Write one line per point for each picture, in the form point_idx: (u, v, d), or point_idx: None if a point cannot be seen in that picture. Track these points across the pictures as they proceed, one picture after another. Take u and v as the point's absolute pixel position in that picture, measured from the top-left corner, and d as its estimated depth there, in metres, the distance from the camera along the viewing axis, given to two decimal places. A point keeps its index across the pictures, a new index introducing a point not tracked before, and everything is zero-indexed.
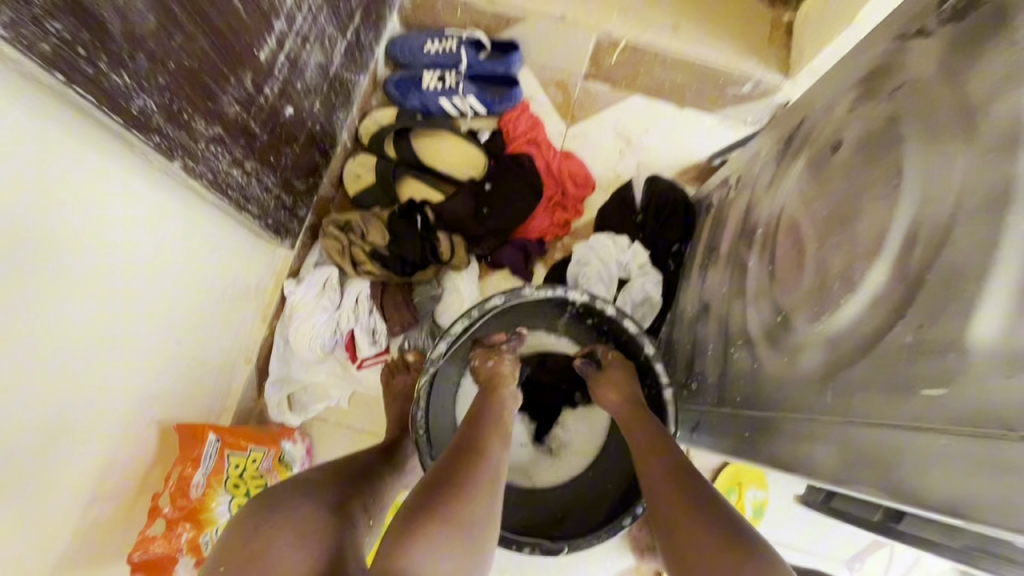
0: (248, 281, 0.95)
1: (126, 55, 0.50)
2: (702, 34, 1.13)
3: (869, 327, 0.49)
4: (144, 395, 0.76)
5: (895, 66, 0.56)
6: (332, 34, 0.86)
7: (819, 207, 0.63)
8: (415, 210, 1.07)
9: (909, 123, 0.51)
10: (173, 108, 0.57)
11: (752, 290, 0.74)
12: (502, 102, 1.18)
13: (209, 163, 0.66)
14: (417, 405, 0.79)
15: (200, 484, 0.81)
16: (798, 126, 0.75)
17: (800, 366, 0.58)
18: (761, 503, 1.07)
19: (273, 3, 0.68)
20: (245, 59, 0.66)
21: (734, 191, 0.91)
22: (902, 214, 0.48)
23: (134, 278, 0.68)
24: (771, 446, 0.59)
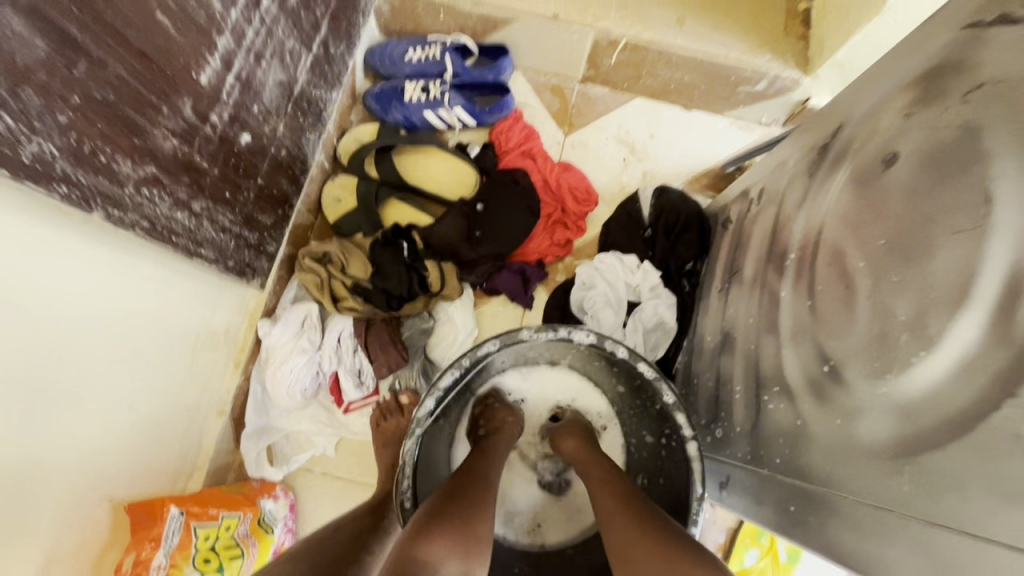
0: (216, 327, 0.85)
1: (6, 92, 0.40)
2: (712, 28, 1.02)
3: (962, 402, 0.38)
4: (91, 472, 0.67)
5: (968, 63, 0.45)
6: (293, 48, 0.76)
7: (871, 234, 0.52)
8: (401, 236, 0.98)
9: (1001, 137, 0.40)
10: (83, 150, 0.48)
11: (786, 328, 0.63)
12: (492, 112, 1.07)
13: (142, 210, 0.56)
14: (403, 475, 0.67)
15: (161, 566, 0.71)
16: (833, 134, 0.64)
17: (861, 436, 0.47)
18: (795, 548, 0.95)
19: (213, 17, 0.58)
20: (179, 85, 0.56)
21: (757, 206, 0.80)
22: (1000, 256, 0.38)
23: (60, 346, 0.58)
24: (828, 532, 0.49)
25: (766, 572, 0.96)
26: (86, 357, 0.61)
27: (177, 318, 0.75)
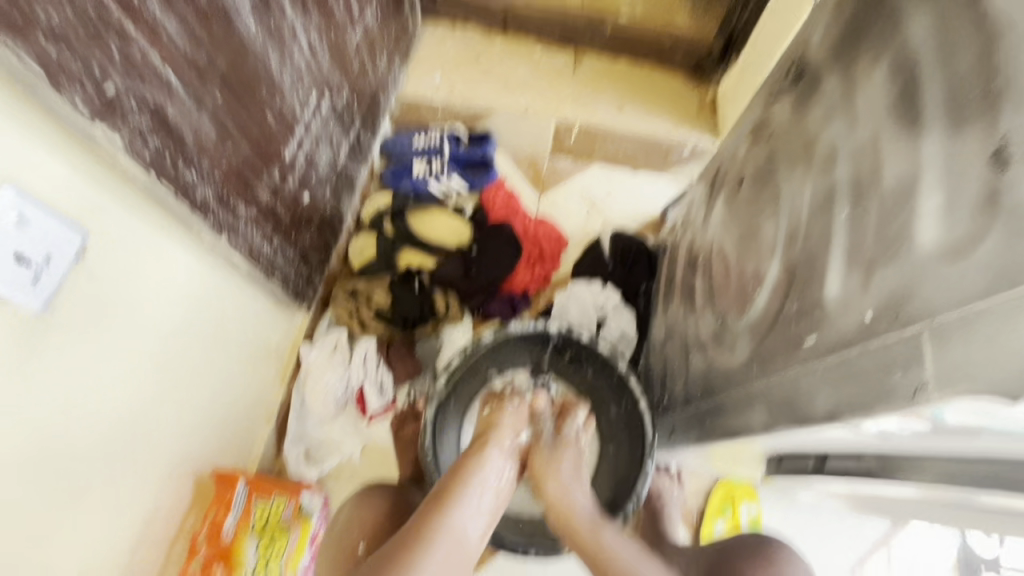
0: (271, 344, 1.09)
1: (195, 158, 0.69)
2: (643, 111, 1.40)
3: (772, 307, 0.62)
4: (190, 441, 0.88)
5: (767, 119, 0.75)
6: (339, 136, 1.08)
7: (734, 229, 0.78)
8: (413, 275, 1.24)
9: (781, 157, 0.68)
10: (223, 195, 0.76)
11: (699, 306, 0.88)
12: (482, 180, 1.35)
13: (245, 238, 0.84)
14: (425, 434, 0.92)
15: (230, 528, 0.91)
16: (716, 173, 0.93)
17: (736, 353, 0.70)
18: (755, 519, 1.12)
19: (296, 116, 0.89)
20: (275, 158, 0.86)
21: (681, 231, 1.08)
22: (783, 220, 0.64)
23: (186, 338, 0.82)
24: (723, 424, 0.70)
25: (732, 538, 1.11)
26: (194, 350, 0.84)
27: (251, 331, 1.00)
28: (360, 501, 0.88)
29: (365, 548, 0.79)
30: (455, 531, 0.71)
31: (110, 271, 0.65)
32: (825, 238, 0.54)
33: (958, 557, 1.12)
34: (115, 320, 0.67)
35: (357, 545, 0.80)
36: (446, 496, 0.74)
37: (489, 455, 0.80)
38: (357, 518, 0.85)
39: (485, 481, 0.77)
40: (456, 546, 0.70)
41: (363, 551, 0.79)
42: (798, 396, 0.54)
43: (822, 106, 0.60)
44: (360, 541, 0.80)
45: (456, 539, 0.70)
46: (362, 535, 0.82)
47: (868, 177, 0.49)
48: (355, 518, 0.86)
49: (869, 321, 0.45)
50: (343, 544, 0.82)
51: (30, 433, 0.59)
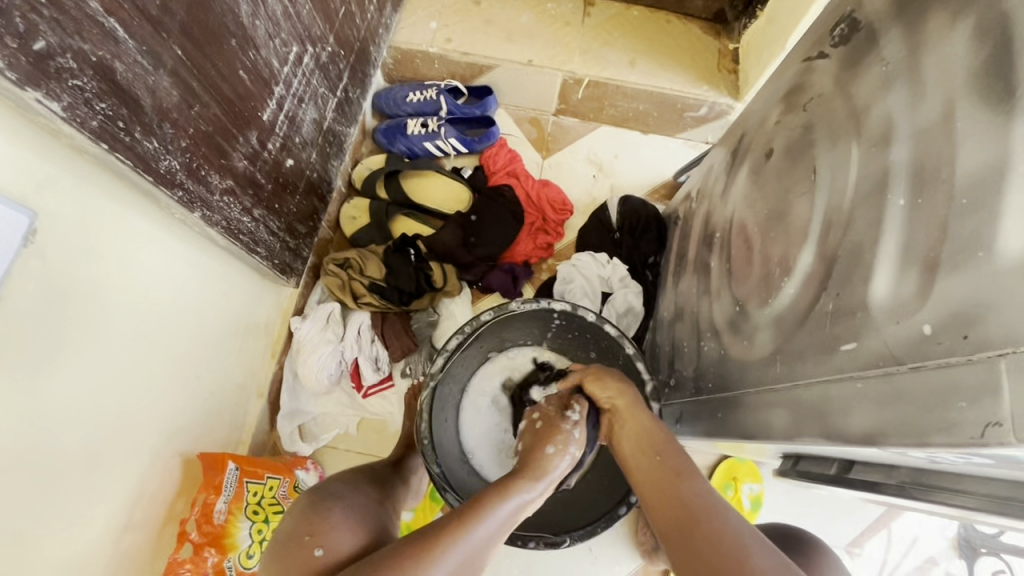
0: (257, 318, 1.03)
1: (155, 124, 0.60)
2: (658, 66, 1.25)
3: (802, 303, 0.56)
4: (174, 425, 0.83)
5: (805, 83, 0.65)
6: (324, 93, 0.98)
7: (758, 207, 0.71)
8: (408, 244, 1.15)
9: (820, 128, 0.59)
10: (193, 165, 0.68)
11: (713, 288, 0.81)
12: (481, 141, 1.28)
13: (221, 212, 0.76)
14: (420, 419, 0.85)
15: (222, 511, 0.87)
16: (739, 140, 0.84)
17: (754, 346, 0.65)
18: (757, 496, 1.10)
19: (273, 72, 0.79)
20: (251, 121, 0.77)
21: (696, 202, 1.00)
22: (819, 204, 0.57)
23: (162, 318, 0.75)
24: (736, 420, 0.66)
25: None
26: (173, 332, 0.79)
27: (235, 307, 0.94)
28: (321, 499, 0.68)
29: (324, 555, 0.59)
30: (471, 552, 0.53)
31: (68, 256, 0.58)
32: (871, 231, 0.48)
33: (957, 536, 1.12)
34: (77, 307, 0.61)
35: (313, 552, 0.59)
36: (472, 515, 0.55)
37: (549, 464, 0.64)
38: (314, 518, 0.64)
39: (529, 495, 0.60)
40: (469, 568, 0.53)
41: (322, 557, 0.59)
42: (827, 407, 0.48)
43: (876, 72, 0.52)
44: (317, 548, 0.60)
45: (472, 561, 0.53)
46: (320, 538, 0.61)
47: (934, 166, 0.42)
48: (305, 524, 0.63)
49: (927, 337, 0.40)
50: (290, 558, 0.60)
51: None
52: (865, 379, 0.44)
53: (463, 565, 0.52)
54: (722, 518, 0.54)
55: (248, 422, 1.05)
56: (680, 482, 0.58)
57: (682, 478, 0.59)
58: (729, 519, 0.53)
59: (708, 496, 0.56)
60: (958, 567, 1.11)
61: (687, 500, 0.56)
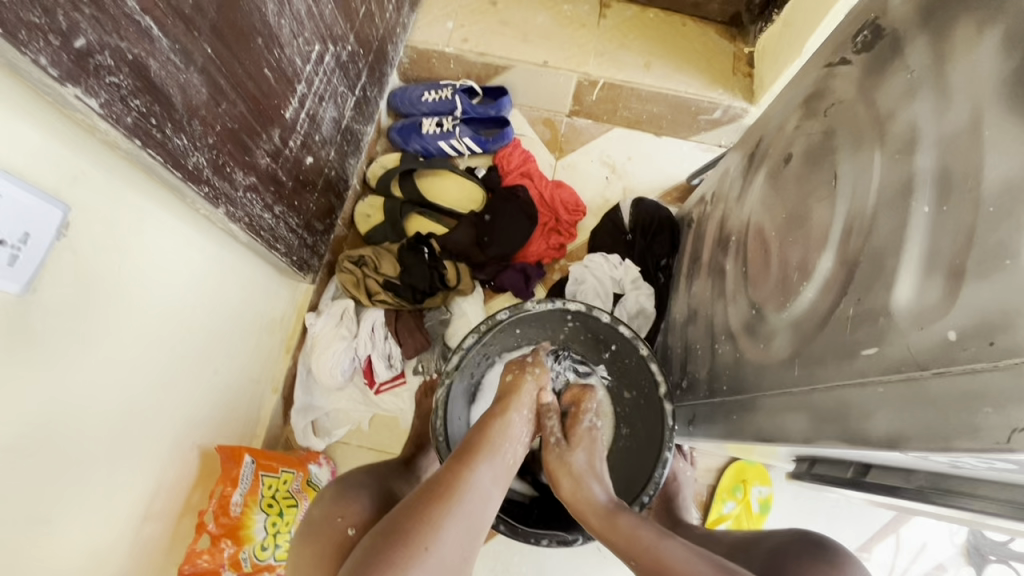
0: (274, 313, 1.04)
1: (185, 121, 0.61)
2: (673, 69, 1.25)
3: (821, 307, 0.57)
4: (193, 418, 0.84)
5: (825, 89, 0.66)
6: (343, 92, 0.99)
7: (775, 211, 0.71)
8: (423, 242, 1.16)
9: (841, 134, 0.60)
10: (219, 161, 0.68)
11: (728, 291, 0.82)
12: (495, 141, 1.29)
13: (245, 208, 0.77)
14: (436, 415, 0.86)
15: (239, 503, 0.88)
16: (756, 144, 0.84)
17: (771, 350, 0.65)
18: (766, 499, 1.10)
19: (296, 70, 0.80)
20: (274, 118, 0.78)
21: (710, 205, 1.00)
22: (840, 209, 0.57)
23: (184, 312, 0.76)
24: (752, 423, 0.66)
25: (741, 519, 1.09)
26: (195, 326, 0.80)
27: (253, 302, 0.95)
28: (347, 487, 0.70)
29: (356, 533, 0.62)
30: (478, 488, 0.61)
31: (98, 249, 0.59)
32: (895, 237, 0.48)
33: (966, 543, 1.11)
34: (105, 299, 0.62)
35: (346, 531, 0.62)
36: (467, 460, 0.63)
37: (518, 407, 0.73)
38: (345, 502, 0.67)
39: (509, 437, 0.69)
40: (479, 505, 0.60)
41: (356, 535, 0.62)
42: (848, 411, 0.49)
43: (901, 79, 0.52)
44: (350, 527, 0.63)
45: (479, 498, 0.60)
46: (354, 520, 0.64)
47: (960, 174, 0.43)
48: (335, 509, 0.65)
49: (952, 343, 0.40)
50: (317, 538, 0.62)
51: (28, 420, 0.55)
52: (887, 383, 0.45)
53: (473, 504, 0.59)
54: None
55: (263, 416, 1.07)
56: (658, 545, 0.62)
57: (660, 541, 0.62)
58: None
59: (692, 563, 0.58)
60: (967, 574, 1.10)
61: (672, 567, 0.58)
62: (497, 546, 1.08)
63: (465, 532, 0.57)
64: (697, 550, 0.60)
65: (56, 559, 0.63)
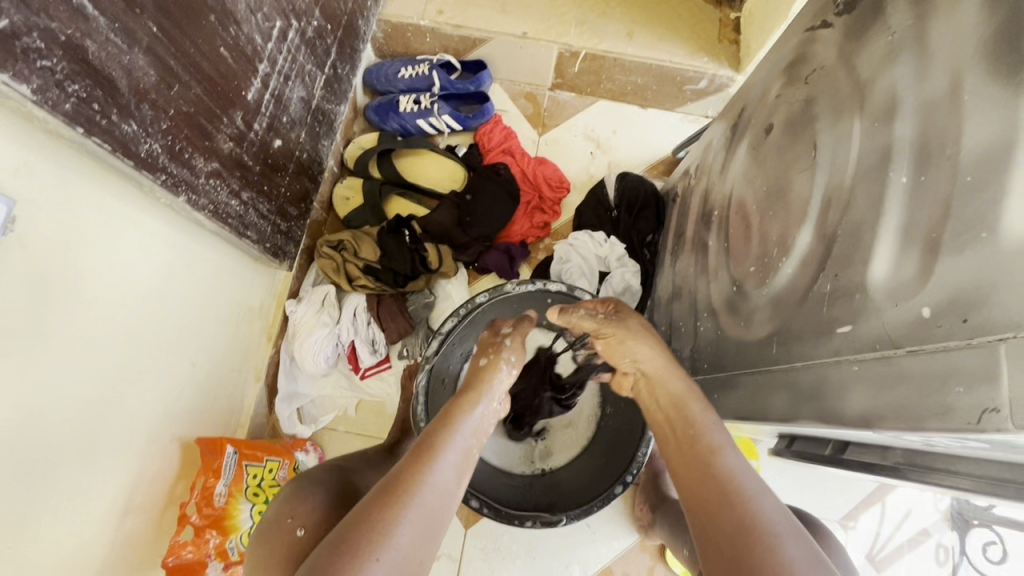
0: (252, 302, 1.02)
1: (133, 106, 0.58)
2: (657, 37, 1.21)
3: (799, 284, 0.55)
4: (169, 410, 0.83)
5: (806, 54, 0.63)
6: (311, 70, 0.95)
7: (757, 184, 0.69)
8: (403, 225, 1.14)
9: (821, 102, 0.57)
10: (175, 148, 0.66)
11: (711, 267, 0.80)
12: (475, 117, 1.25)
13: (209, 196, 0.75)
14: (416, 400, 0.85)
15: (222, 494, 0.87)
16: (739, 115, 0.81)
17: (751, 326, 0.64)
18: (754, 472, 1.11)
19: (256, 49, 0.76)
20: (235, 100, 0.75)
21: (695, 179, 0.98)
22: (819, 182, 0.55)
23: (150, 304, 0.74)
24: (732, 401, 0.65)
25: None
26: (165, 319, 0.78)
27: (228, 293, 0.93)
28: (300, 485, 0.69)
29: (306, 534, 0.61)
30: (437, 485, 0.56)
31: (49, 244, 0.57)
32: (872, 209, 0.46)
33: (950, 509, 1.13)
34: (63, 293, 0.60)
35: (295, 533, 0.61)
36: (426, 456, 0.58)
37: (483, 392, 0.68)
38: (295, 502, 0.66)
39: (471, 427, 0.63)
40: (439, 504, 0.56)
41: (305, 536, 0.61)
42: (824, 390, 0.48)
43: (880, 42, 0.50)
44: (299, 528, 0.62)
45: (439, 496, 0.56)
46: (303, 520, 0.63)
47: (939, 142, 0.41)
48: (287, 509, 0.65)
49: (926, 320, 0.39)
50: (270, 539, 0.62)
51: None
52: (863, 362, 0.43)
53: (432, 505, 0.55)
54: (757, 501, 0.53)
55: (247, 404, 1.06)
56: (718, 455, 0.57)
57: (720, 452, 0.58)
58: (761, 504, 0.52)
59: (742, 475, 0.55)
60: (951, 538, 1.12)
61: (725, 477, 0.55)
62: (487, 525, 1.09)
63: (419, 532, 0.53)
64: (748, 466, 0.57)
65: (31, 560, 0.62)
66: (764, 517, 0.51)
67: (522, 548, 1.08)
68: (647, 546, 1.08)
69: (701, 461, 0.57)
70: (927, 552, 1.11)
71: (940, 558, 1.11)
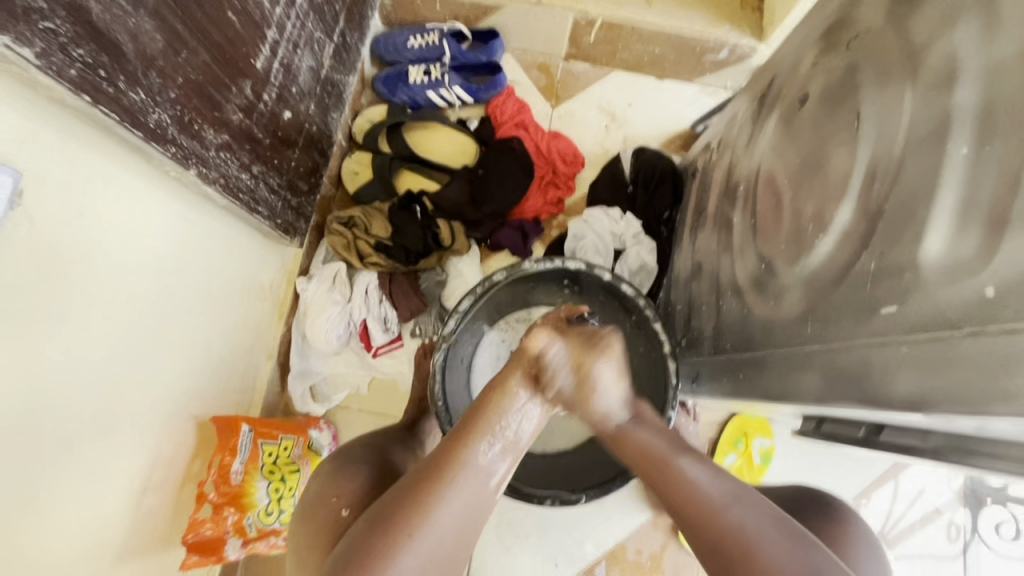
0: (263, 279, 1.00)
1: (140, 73, 0.55)
2: (676, 5, 1.16)
3: (839, 261, 0.53)
4: (183, 389, 0.82)
5: (850, 18, 0.59)
6: (319, 37, 0.91)
7: (788, 157, 0.66)
8: (414, 201, 1.12)
9: (867, 69, 0.54)
10: (183, 118, 0.63)
11: (736, 244, 0.77)
12: (486, 89, 1.21)
13: (220, 169, 0.72)
14: (433, 380, 0.83)
15: (239, 472, 0.87)
16: (769, 85, 0.77)
17: (781, 306, 0.61)
18: (767, 451, 1.11)
19: (264, 14, 0.73)
20: (244, 68, 0.71)
21: (717, 153, 0.94)
22: (862, 154, 0.52)
23: (163, 282, 0.72)
24: (760, 381, 0.64)
25: (742, 471, 1.10)
26: (179, 294, 0.76)
27: (240, 269, 0.92)
28: (341, 465, 0.68)
29: (351, 513, 0.61)
30: (477, 473, 0.55)
31: (59, 218, 0.55)
32: (923, 183, 0.44)
33: (963, 488, 1.12)
34: (75, 270, 0.58)
35: (338, 512, 0.61)
36: (468, 436, 0.56)
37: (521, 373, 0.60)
38: (341, 480, 0.65)
39: (516, 418, 0.59)
40: (481, 489, 0.55)
41: (350, 514, 0.61)
42: (866, 372, 0.46)
43: (939, 3, 0.46)
44: (344, 508, 0.61)
45: (480, 478, 0.55)
46: (346, 499, 0.62)
47: (1006, 109, 0.38)
48: (332, 487, 0.64)
49: (988, 300, 0.37)
50: (316, 516, 0.62)
51: (9, 391, 0.53)
52: (913, 344, 0.42)
53: (471, 492, 0.54)
54: (730, 509, 0.53)
55: (259, 383, 1.05)
56: (675, 470, 0.57)
57: (673, 460, 0.58)
58: (730, 515, 0.52)
59: (705, 482, 0.56)
60: (963, 516, 1.12)
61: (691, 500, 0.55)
62: (500, 503, 1.09)
63: (462, 522, 0.53)
64: (714, 471, 0.57)
65: (39, 558, 0.60)
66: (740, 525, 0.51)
67: (535, 523, 1.09)
68: (660, 523, 1.09)
69: (660, 478, 0.58)
70: (938, 529, 1.11)
71: (951, 536, 1.11)
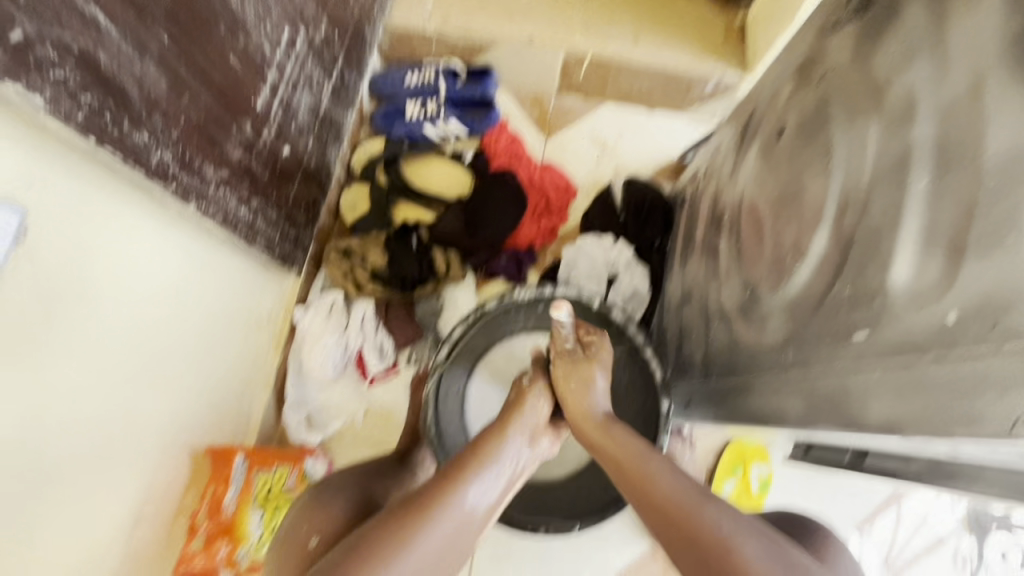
0: (261, 309, 1.02)
1: (144, 115, 0.58)
2: (660, 42, 1.20)
3: (815, 289, 0.54)
4: (178, 417, 0.82)
5: (819, 57, 0.62)
6: (318, 77, 0.95)
7: (768, 188, 0.68)
8: (410, 231, 1.15)
9: (835, 105, 0.57)
10: (185, 157, 0.66)
11: (723, 270, 0.79)
12: (481, 122, 1.23)
13: (218, 204, 0.75)
14: (426, 408, 0.86)
15: (232, 502, 0.89)
16: (749, 118, 0.80)
17: (766, 332, 0.62)
18: (766, 478, 1.09)
19: (264, 57, 0.76)
20: (244, 108, 0.75)
21: (704, 181, 0.97)
22: (833, 186, 0.54)
23: (162, 313, 0.74)
24: (750, 405, 0.64)
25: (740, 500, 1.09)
26: (176, 324, 0.78)
27: (237, 299, 0.93)
28: (324, 490, 0.68)
29: (319, 544, 0.60)
30: (461, 510, 0.55)
31: (64, 253, 0.57)
32: (888, 213, 0.46)
33: (968, 515, 1.10)
34: (77, 303, 0.60)
35: (308, 542, 0.60)
36: (455, 474, 0.58)
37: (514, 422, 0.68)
38: (315, 509, 0.65)
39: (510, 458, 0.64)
40: (459, 531, 0.55)
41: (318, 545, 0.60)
42: (848, 398, 0.47)
43: (896, 43, 0.49)
44: (312, 538, 0.61)
45: (464, 519, 0.55)
46: (317, 529, 0.62)
47: (958, 143, 0.40)
48: (304, 516, 0.64)
49: (952, 326, 0.38)
50: (288, 549, 0.61)
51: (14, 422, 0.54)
52: (886, 369, 0.43)
53: (453, 522, 0.54)
54: (739, 536, 0.50)
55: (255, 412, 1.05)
56: (655, 482, 0.58)
57: (653, 478, 0.58)
58: (703, 515, 0.52)
59: (684, 489, 0.56)
60: (969, 544, 1.10)
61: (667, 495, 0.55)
62: (497, 534, 1.08)
63: (434, 558, 0.52)
64: (691, 477, 0.58)
65: None
66: (715, 525, 0.51)
67: (533, 554, 1.07)
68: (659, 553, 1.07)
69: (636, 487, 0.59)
70: (944, 558, 1.09)
71: (958, 565, 1.09)
